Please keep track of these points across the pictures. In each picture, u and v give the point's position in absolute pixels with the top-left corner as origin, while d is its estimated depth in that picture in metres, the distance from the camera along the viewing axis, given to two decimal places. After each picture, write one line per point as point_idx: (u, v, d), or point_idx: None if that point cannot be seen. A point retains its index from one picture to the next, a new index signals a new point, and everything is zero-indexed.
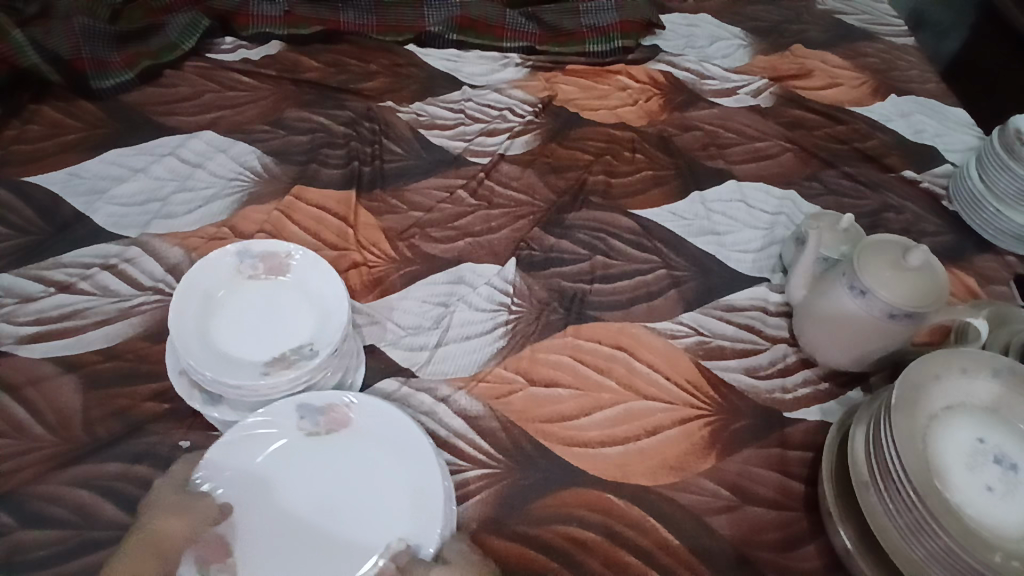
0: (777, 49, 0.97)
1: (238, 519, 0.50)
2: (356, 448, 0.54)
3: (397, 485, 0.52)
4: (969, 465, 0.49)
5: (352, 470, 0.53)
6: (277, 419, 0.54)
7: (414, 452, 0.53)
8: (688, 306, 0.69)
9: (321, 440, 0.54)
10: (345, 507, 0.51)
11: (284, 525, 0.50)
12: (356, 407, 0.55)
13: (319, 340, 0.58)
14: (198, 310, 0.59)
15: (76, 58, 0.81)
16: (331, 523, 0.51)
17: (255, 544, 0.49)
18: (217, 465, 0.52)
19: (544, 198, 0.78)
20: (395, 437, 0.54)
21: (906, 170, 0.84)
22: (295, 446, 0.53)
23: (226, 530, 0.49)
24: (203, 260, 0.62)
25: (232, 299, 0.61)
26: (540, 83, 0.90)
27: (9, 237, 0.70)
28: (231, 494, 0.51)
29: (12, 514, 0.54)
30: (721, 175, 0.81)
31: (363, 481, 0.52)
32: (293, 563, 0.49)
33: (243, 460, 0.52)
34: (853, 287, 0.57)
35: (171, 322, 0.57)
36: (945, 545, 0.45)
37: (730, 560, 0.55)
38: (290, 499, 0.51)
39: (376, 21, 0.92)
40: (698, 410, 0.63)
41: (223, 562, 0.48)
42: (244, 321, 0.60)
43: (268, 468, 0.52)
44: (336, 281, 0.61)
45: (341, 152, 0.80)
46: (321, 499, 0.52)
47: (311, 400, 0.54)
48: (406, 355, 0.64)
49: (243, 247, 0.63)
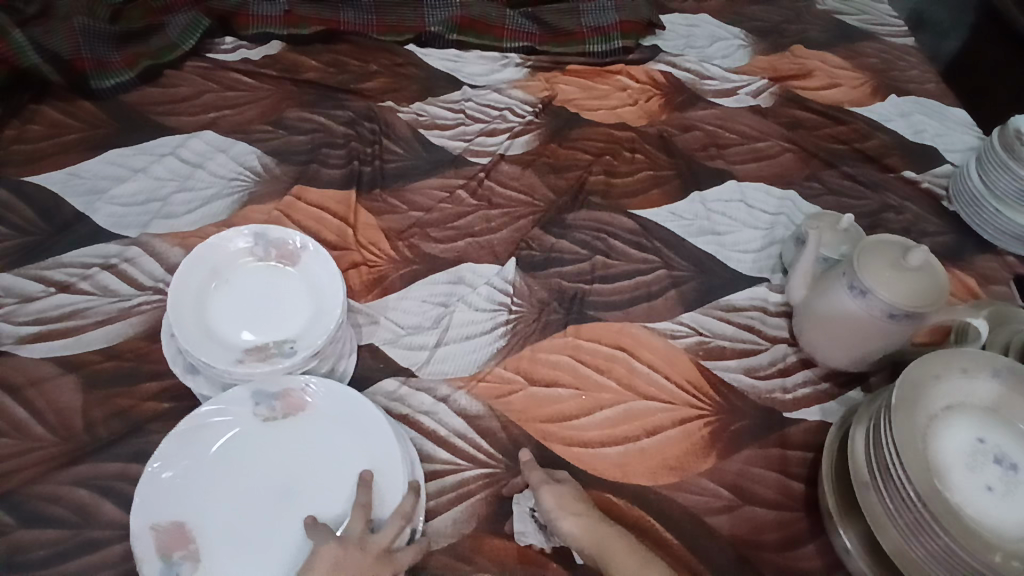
0: (777, 50, 0.97)
1: (199, 509, 0.50)
2: (312, 429, 0.54)
3: (356, 465, 0.52)
4: (969, 465, 0.49)
5: (309, 450, 0.53)
6: (234, 407, 0.54)
7: (372, 428, 0.53)
8: (688, 306, 0.69)
9: (278, 424, 0.54)
10: (305, 487, 0.52)
11: (247, 510, 0.50)
12: (311, 390, 0.55)
13: (312, 337, 0.58)
14: (199, 287, 0.60)
15: (76, 58, 0.81)
16: (292, 504, 0.51)
17: (219, 530, 0.49)
18: (174, 456, 0.51)
19: (544, 198, 0.78)
20: (351, 416, 0.54)
21: (906, 170, 0.84)
22: (253, 433, 0.53)
23: (188, 518, 0.49)
24: (218, 239, 0.62)
25: (237, 282, 0.61)
26: (540, 83, 0.90)
27: (9, 236, 0.70)
28: (190, 484, 0.51)
29: (12, 514, 0.54)
30: (721, 175, 0.82)
31: (321, 461, 0.53)
32: (258, 545, 0.49)
33: (202, 448, 0.52)
34: (853, 287, 0.57)
35: (171, 297, 0.57)
36: (946, 545, 0.45)
37: (730, 560, 0.55)
38: (250, 484, 0.51)
39: (375, 21, 0.92)
40: (698, 410, 0.62)
41: (186, 548, 0.48)
42: (243, 306, 0.60)
43: (226, 455, 0.52)
44: (338, 283, 0.61)
45: (342, 152, 0.80)
46: (282, 483, 0.52)
47: (265, 385, 0.54)
48: (403, 354, 0.64)
49: (261, 231, 0.63)
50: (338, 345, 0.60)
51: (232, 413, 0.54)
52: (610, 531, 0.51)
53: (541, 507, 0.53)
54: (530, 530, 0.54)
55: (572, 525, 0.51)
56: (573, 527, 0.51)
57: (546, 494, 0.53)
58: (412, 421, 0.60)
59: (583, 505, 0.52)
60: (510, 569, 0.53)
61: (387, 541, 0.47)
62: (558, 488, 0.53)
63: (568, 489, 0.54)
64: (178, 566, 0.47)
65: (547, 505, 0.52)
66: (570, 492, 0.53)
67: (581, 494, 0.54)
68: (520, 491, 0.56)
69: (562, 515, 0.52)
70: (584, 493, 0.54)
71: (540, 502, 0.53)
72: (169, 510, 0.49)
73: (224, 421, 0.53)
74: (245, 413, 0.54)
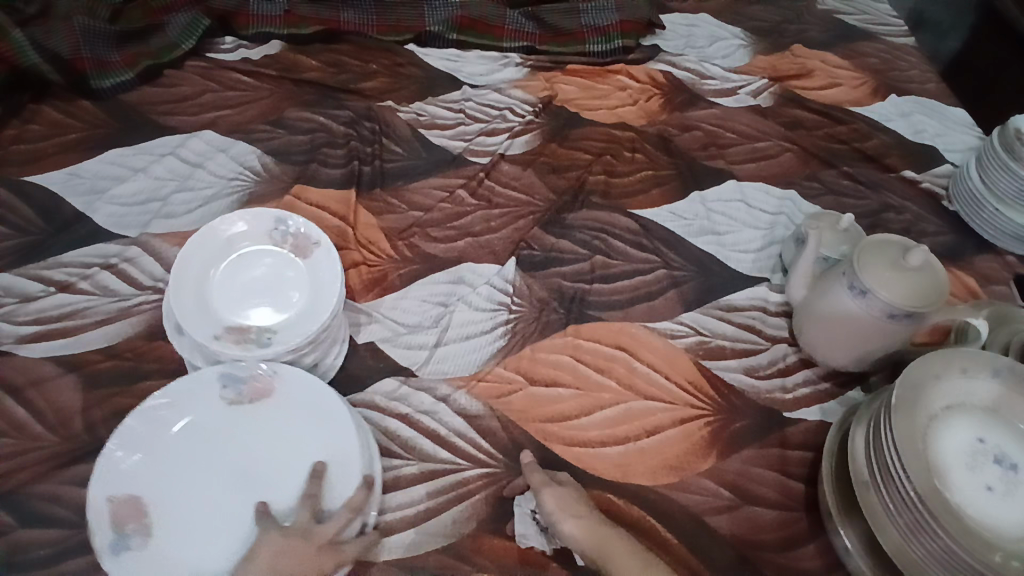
0: (778, 49, 0.97)
1: (154, 485, 0.50)
2: (276, 415, 0.54)
3: (315, 455, 0.52)
4: (969, 465, 0.49)
5: (271, 435, 0.53)
6: (199, 387, 0.54)
7: (335, 421, 0.53)
8: (688, 306, 0.69)
9: (242, 408, 0.54)
10: (262, 471, 0.52)
11: (203, 489, 0.51)
12: (278, 377, 0.54)
13: (294, 335, 0.58)
14: (212, 256, 0.62)
15: (76, 58, 0.81)
16: (247, 487, 0.51)
17: (173, 506, 0.49)
18: (134, 431, 0.51)
19: (544, 198, 0.78)
20: (317, 406, 0.54)
21: (907, 170, 0.84)
22: (217, 415, 0.53)
23: (143, 492, 0.49)
24: (246, 213, 0.64)
25: (248, 260, 0.63)
26: (540, 82, 0.90)
27: (9, 236, 0.70)
28: (148, 460, 0.51)
29: (12, 514, 0.54)
30: (721, 175, 0.81)
31: (281, 446, 0.53)
32: (209, 524, 0.49)
33: (165, 425, 0.52)
34: (853, 287, 0.57)
35: (178, 259, 0.60)
36: (946, 545, 0.45)
37: (730, 560, 0.55)
38: (208, 464, 0.52)
39: (375, 21, 0.92)
40: (698, 410, 0.62)
41: (139, 522, 0.48)
42: (247, 284, 0.61)
43: (187, 434, 0.52)
44: (337, 284, 0.60)
45: (341, 152, 0.80)
46: (239, 466, 0.52)
47: (233, 369, 0.54)
48: (402, 354, 0.64)
49: (285, 218, 0.64)
50: (326, 341, 0.60)
51: (198, 394, 0.54)
52: (613, 533, 0.51)
53: (542, 510, 0.53)
54: (530, 532, 0.55)
55: (573, 527, 0.52)
56: (576, 530, 0.52)
57: (549, 497, 0.54)
58: (411, 421, 0.60)
59: (585, 508, 0.53)
60: (510, 569, 0.53)
61: (333, 533, 0.49)
62: (558, 489, 0.54)
63: (570, 491, 0.54)
64: (128, 540, 0.47)
65: (549, 508, 0.53)
66: (571, 495, 0.54)
67: (582, 496, 0.55)
68: (521, 492, 0.56)
69: (564, 517, 0.52)
70: (584, 495, 0.55)
71: (542, 505, 0.54)
72: (126, 483, 0.50)
73: (189, 400, 0.53)
74: (211, 395, 0.54)
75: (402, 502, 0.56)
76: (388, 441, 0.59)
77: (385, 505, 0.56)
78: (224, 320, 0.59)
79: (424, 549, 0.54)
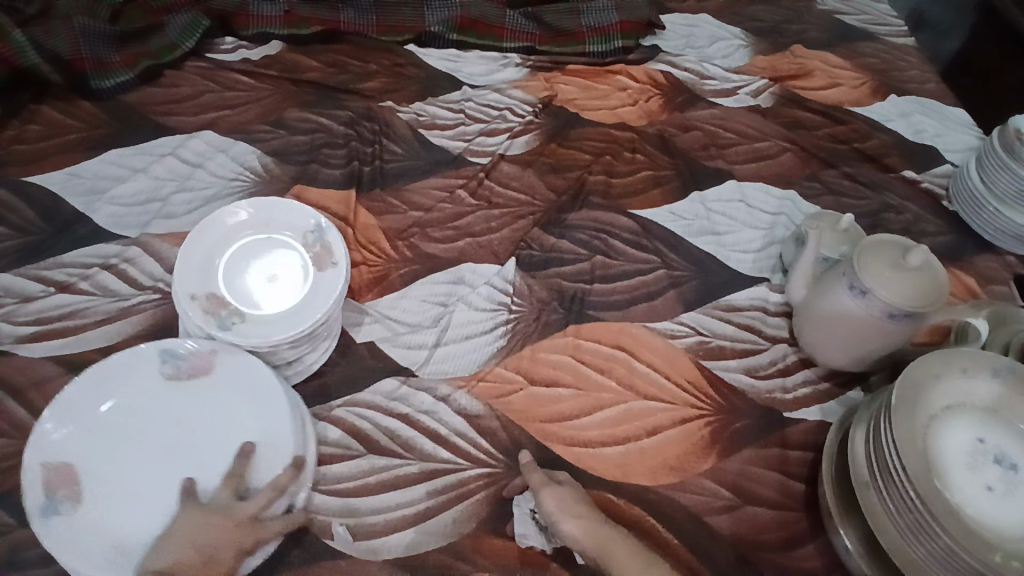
0: (778, 50, 0.97)
1: (89, 454, 0.51)
2: (214, 392, 0.55)
3: (247, 433, 0.53)
4: (969, 465, 0.49)
5: (207, 411, 0.54)
6: (140, 361, 0.55)
7: (269, 401, 0.54)
8: (688, 306, 0.69)
9: (180, 384, 0.55)
10: (194, 446, 0.53)
11: (135, 460, 0.51)
12: (219, 355, 0.55)
13: (264, 335, 0.59)
14: (243, 227, 0.66)
15: (76, 58, 0.81)
16: (177, 461, 0.52)
17: (105, 476, 0.50)
18: (72, 401, 0.52)
19: (544, 198, 0.78)
20: (255, 386, 0.54)
21: (907, 170, 0.84)
22: (156, 389, 0.54)
23: (77, 460, 0.51)
24: (291, 206, 0.67)
25: (272, 245, 0.66)
26: (540, 83, 0.90)
27: (9, 237, 0.70)
28: (85, 430, 0.52)
29: (12, 513, 0.54)
30: (721, 175, 0.82)
31: (217, 423, 0.54)
32: (138, 495, 0.50)
33: (103, 395, 0.53)
34: (853, 287, 0.57)
35: (210, 218, 0.65)
36: (946, 545, 0.45)
37: (730, 560, 0.55)
38: (142, 436, 0.52)
39: (376, 21, 0.92)
40: (698, 410, 0.62)
41: (71, 489, 0.49)
42: (261, 266, 0.64)
43: (124, 405, 0.53)
44: (332, 307, 0.60)
45: (342, 152, 0.80)
46: (174, 439, 0.53)
47: (173, 345, 0.55)
48: (402, 352, 0.64)
49: (323, 227, 0.65)
50: (305, 343, 0.59)
51: (138, 368, 0.55)
52: (613, 534, 0.52)
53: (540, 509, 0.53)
54: (530, 532, 0.54)
55: (573, 528, 0.52)
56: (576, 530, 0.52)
57: (548, 496, 0.54)
58: (410, 421, 0.60)
59: (584, 508, 0.53)
60: (510, 569, 0.53)
61: (255, 510, 0.49)
62: (558, 490, 0.54)
63: (567, 491, 0.55)
64: (59, 505, 0.49)
65: (547, 508, 0.53)
66: (569, 494, 0.54)
67: (579, 494, 0.55)
68: (520, 492, 0.56)
69: (563, 517, 0.52)
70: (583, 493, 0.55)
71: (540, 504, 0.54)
72: (61, 450, 0.51)
73: (129, 373, 0.54)
74: (150, 369, 0.55)
75: (402, 501, 0.56)
76: (388, 441, 0.59)
77: (385, 505, 0.56)
78: (214, 289, 0.62)
79: (423, 548, 0.54)
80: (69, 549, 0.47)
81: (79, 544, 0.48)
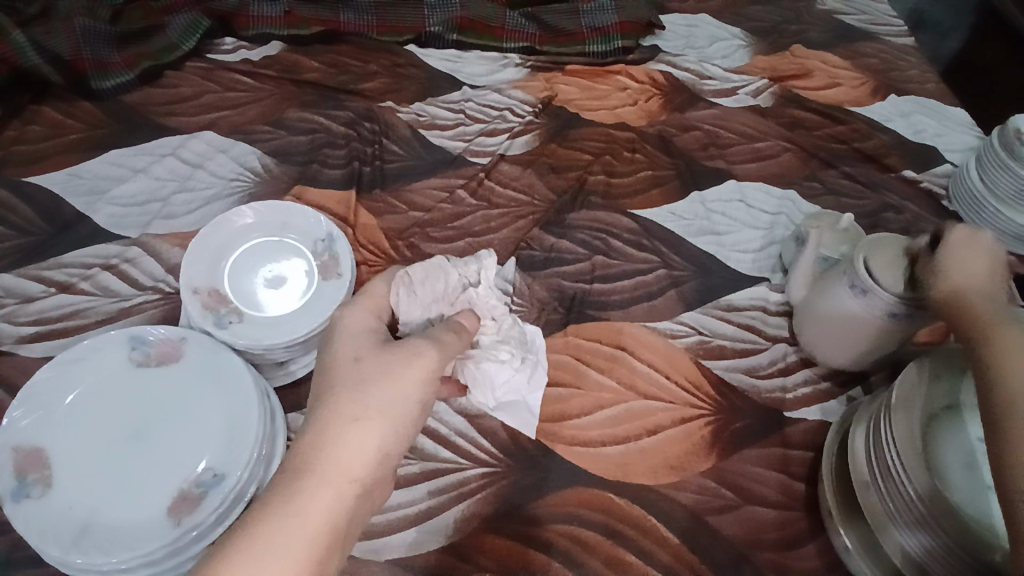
0: (777, 50, 0.97)
1: (56, 443, 0.52)
2: (180, 379, 0.56)
3: (217, 418, 0.54)
4: (971, 465, 0.48)
5: (172, 399, 0.55)
6: (109, 347, 0.56)
7: (235, 386, 0.54)
8: (689, 306, 0.69)
9: (150, 371, 0.56)
10: (161, 433, 0.53)
11: (102, 448, 0.52)
12: (188, 342, 0.57)
13: (254, 333, 0.60)
14: (263, 227, 0.68)
15: (76, 59, 0.82)
16: (143, 448, 0.53)
17: (73, 462, 0.51)
18: (43, 388, 0.54)
19: (544, 198, 0.78)
20: (223, 372, 0.55)
21: (906, 170, 0.84)
22: (124, 375, 0.56)
23: (48, 446, 0.52)
24: (314, 214, 0.68)
25: (283, 248, 0.67)
26: (540, 83, 0.90)
27: (9, 237, 0.70)
28: (56, 415, 0.53)
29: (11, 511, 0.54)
30: (722, 175, 0.82)
31: (183, 411, 0.54)
32: (104, 484, 0.51)
33: (72, 380, 0.55)
34: (854, 286, 0.57)
35: (229, 215, 0.67)
36: (945, 544, 0.46)
37: (730, 560, 0.55)
38: (109, 422, 0.54)
39: (376, 22, 0.92)
40: (698, 410, 0.62)
41: (41, 472, 0.50)
42: (268, 267, 0.66)
43: (91, 393, 0.55)
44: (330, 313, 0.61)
45: (342, 152, 0.80)
46: (145, 426, 0.54)
47: (143, 332, 0.57)
48: (425, 273, 0.56)
49: (334, 237, 0.66)
50: (299, 348, 0.60)
51: (105, 355, 0.56)
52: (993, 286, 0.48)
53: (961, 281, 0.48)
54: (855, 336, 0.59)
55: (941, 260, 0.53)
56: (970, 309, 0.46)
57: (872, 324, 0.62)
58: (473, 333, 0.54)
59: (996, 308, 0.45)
60: (510, 570, 0.53)
61: None
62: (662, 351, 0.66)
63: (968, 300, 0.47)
64: (28, 488, 0.49)
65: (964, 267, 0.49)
66: (681, 358, 0.66)
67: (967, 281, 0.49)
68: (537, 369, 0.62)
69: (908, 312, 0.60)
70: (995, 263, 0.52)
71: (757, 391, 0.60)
72: (32, 436, 0.52)
73: (100, 358, 0.56)
74: (121, 356, 0.56)
75: (403, 501, 0.56)
76: (453, 336, 0.51)
77: (386, 505, 0.56)
78: (217, 285, 0.63)
79: (423, 549, 0.54)
80: (36, 531, 0.48)
81: (46, 527, 0.48)
